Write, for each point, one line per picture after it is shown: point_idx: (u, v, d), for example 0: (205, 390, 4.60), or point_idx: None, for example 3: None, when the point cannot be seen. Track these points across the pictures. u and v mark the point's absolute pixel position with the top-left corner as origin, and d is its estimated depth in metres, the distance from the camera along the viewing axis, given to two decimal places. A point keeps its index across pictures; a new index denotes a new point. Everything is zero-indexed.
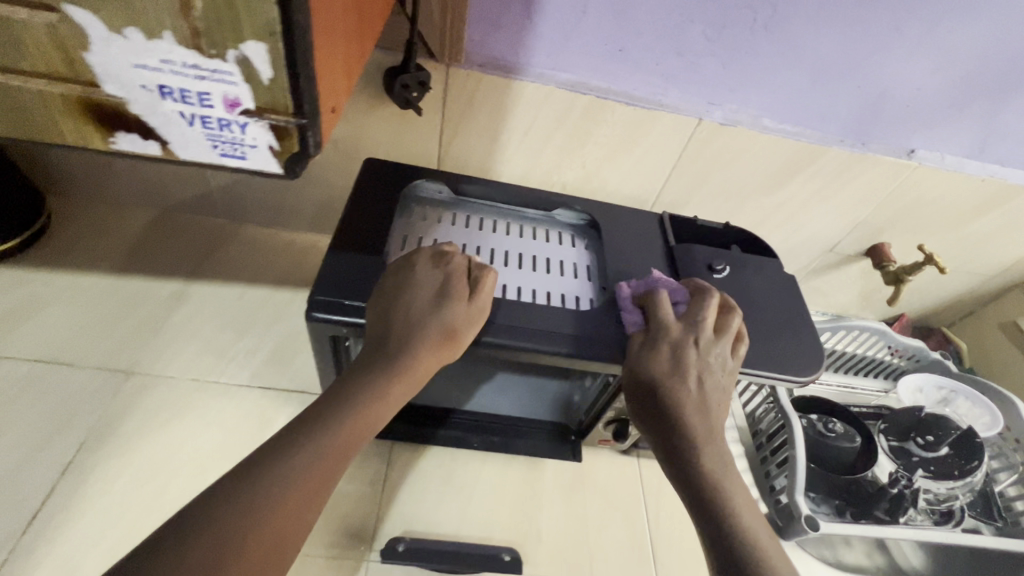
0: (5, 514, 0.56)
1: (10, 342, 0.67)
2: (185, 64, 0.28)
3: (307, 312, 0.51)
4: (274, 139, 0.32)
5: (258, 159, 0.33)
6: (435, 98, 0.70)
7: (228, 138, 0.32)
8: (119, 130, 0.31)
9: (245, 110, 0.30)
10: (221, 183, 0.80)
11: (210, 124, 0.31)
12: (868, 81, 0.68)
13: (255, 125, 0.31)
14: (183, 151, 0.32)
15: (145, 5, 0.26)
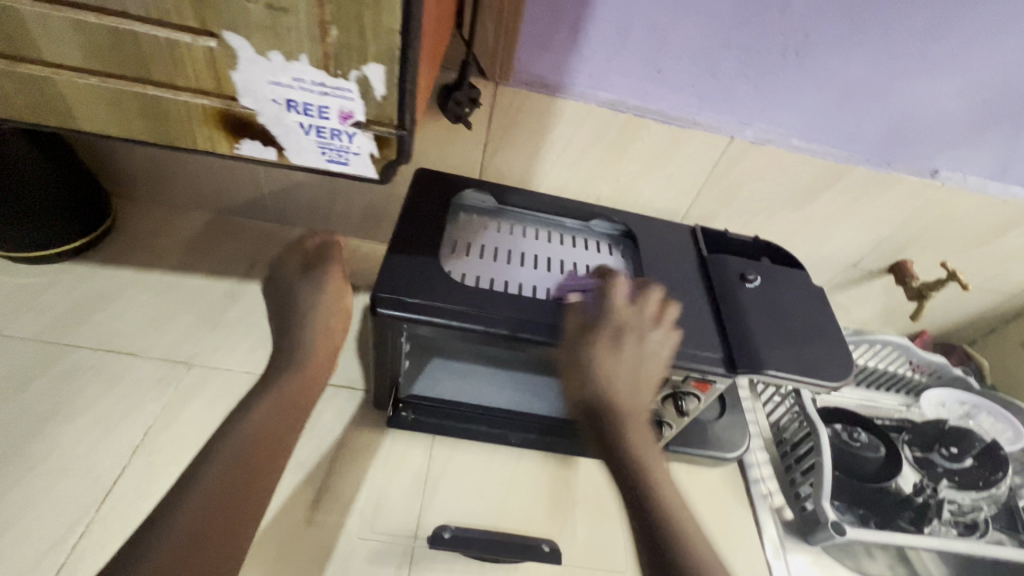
0: (82, 489, 0.60)
1: (83, 332, 0.73)
2: (314, 82, 0.36)
3: (372, 307, 0.55)
4: (376, 147, 0.40)
5: (357, 164, 0.42)
6: (483, 113, 0.74)
7: (336, 145, 0.40)
8: (243, 137, 0.40)
9: (355, 121, 0.39)
10: (275, 189, 0.85)
11: (324, 133, 0.39)
12: (893, 104, 0.72)
13: (362, 136, 0.39)
14: (296, 156, 0.41)
15: (291, 36, 0.34)
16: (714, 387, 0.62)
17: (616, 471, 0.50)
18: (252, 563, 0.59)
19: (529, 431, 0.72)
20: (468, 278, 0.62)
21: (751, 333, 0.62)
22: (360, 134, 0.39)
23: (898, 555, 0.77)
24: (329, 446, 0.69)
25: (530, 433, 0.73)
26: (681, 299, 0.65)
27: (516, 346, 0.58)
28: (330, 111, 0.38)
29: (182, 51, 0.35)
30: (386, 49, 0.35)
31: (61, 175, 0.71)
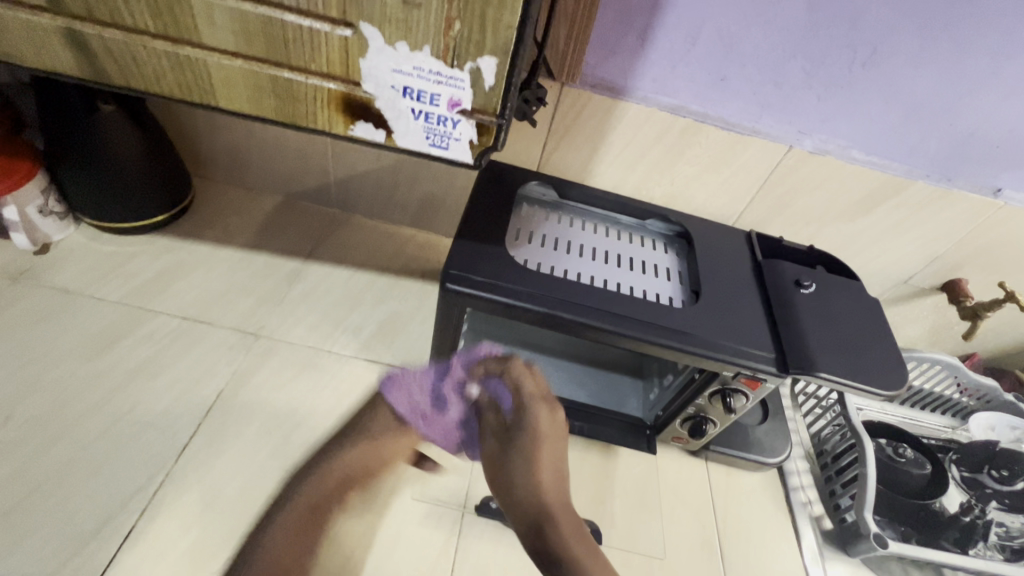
0: (163, 440, 0.65)
1: (164, 299, 0.78)
2: (431, 71, 0.42)
3: (443, 282, 0.59)
4: (476, 134, 0.46)
5: (456, 149, 0.47)
6: (547, 111, 0.78)
7: (440, 131, 0.46)
8: (360, 119, 0.46)
9: (462, 108, 0.44)
10: (341, 177, 0.89)
11: (431, 118, 0.45)
12: (960, 120, 0.72)
13: (465, 123, 0.45)
14: (402, 139, 0.47)
15: (420, 31, 0.40)
16: (764, 386, 0.63)
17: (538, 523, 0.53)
18: None
19: (575, 416, 0.74)
20: (530, 263, 0.65)
21: (804, 336, 0.63)
22: (464, 120, 0.45)
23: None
24: None
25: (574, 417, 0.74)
26: (735, 298, 0.67)
27: (574, 331, 0.60)
28: (441, 98, 0.44)
29: (321, 39, 0.41)
30: (502, 43, 0.40)
31: (151, 150, 0.77)
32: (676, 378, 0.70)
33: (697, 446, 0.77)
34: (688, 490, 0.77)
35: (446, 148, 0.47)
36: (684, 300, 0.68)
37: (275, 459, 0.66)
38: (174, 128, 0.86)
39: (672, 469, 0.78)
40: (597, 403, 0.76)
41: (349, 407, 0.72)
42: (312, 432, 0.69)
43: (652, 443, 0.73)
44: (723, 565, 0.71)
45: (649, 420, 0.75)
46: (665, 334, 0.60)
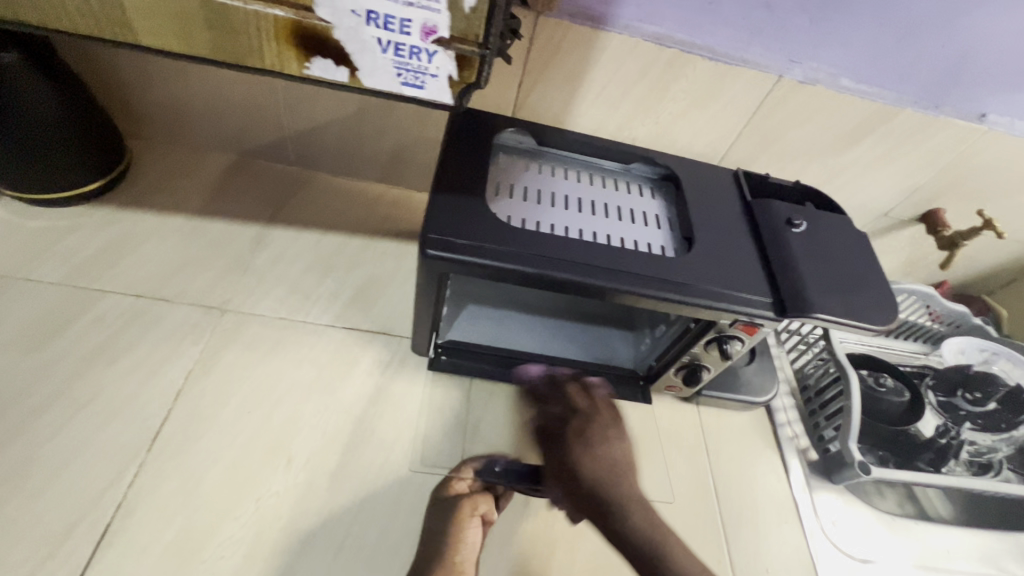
0: (132, 429, 0.60)
1: (112, 277, 0.71)
2: None
3: (422, 248, 0.54)
4: (455, 68, 0.42)
5: (433, 87, 0.43)
6: (521, 45, 0.71)
7: (413, 66, 0.42)
8: (317, 55, 0.41)
9: (438, 37, 0.40)
10: (297, 130, 0.81)
11: (403, 50, 0.41)
12: (954, 41, 0.69)
13: (442, 54, 0.41)
14: (370, 78, 0.42)
15: None
16: (760, 331, 0.62)
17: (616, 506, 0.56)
18: (310, 503, 0.59)
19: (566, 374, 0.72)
20: (514, 220, 0.60)
21: (799, 276, 0.61)
22: (440, 51, 0.41)
23: (906, 494, 0.82)
24: (369, 390, 0.69)
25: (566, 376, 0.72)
26: (727, 242, 0.64)
27: (568, 289, 0.57)
28: (413, 25, 0.39)
29: None
30: None
31: (79, 109, 0.68)
32: (667, 329, 0.69)
33: (689, 393, 0.77)
34: (682, 435, 0.77)
35: (421, 86, 0.43)
36: (675, 248, 0.65)
37: (259, 440, 0.62)
38: (96, 80, 0.75)
39: (665, 415, 0.79)
40: (587, 357, 0.74)
41: (332, 379, 0.68)
42: (295, 408, 0.65)
43: (647, 393, 0.74)
44: (717, 503, 0.73)
45: (642, 370, 0.75)
46: (660, 285, 0.58)
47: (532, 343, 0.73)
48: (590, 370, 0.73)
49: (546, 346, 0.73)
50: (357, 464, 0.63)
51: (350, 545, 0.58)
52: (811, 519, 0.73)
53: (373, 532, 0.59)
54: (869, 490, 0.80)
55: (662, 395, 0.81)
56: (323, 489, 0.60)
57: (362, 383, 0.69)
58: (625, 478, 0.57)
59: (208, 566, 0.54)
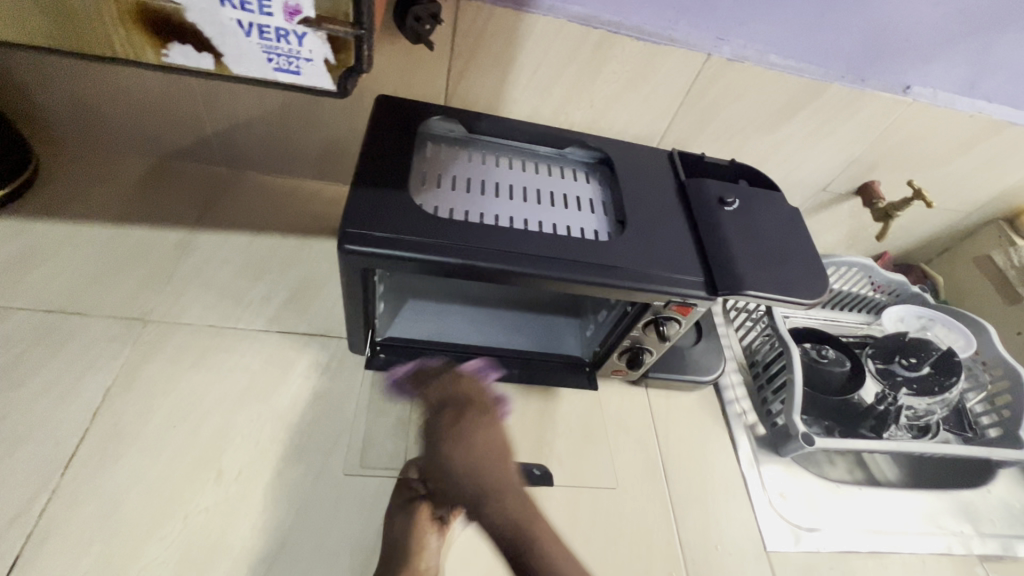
0: (44, 452, 0.56)
1: (19, 292, 0.66)
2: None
3: (339, 244, 0.51)
4: (330, 52, 0.45)
5: (310, 72, 0.47)
6: (445, 30, 0.68)
7: (284, 51, 0.45)
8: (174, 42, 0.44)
9: (304, 19, 0.43)
10: (219, 127, 0.77)
11: (269, 33, 0.43)
12: (873, 14, 0.70)
13: (313, 39, 0.44)
14: (243, 62, 0.45)
15: None
16: (695, 311, 0.62)
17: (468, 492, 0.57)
18: (243, 515, 0.57)
19: (511, 364, 0.71)
20: (441, 210, 0.59)
21: (731, 255, 0.61)
22: (310, 34, 0.44)
23: (855, 460, 0.88)
24: (305, 395, 0.66)
25: (511, 367, 0.71)
26: (660, 224, 0.64)
27: (497, 279, 0.56)
28: (275, 9, 0.42)
29: None
30: None
31: None
32: (609, 313, 0.69)
33: (636, 376, 0.77)
34: (632, 419, 0.78)
35: (297, 71, 0.46)
36: (609, 232, 0.64)
37: (186, 455, 0.59)
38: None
39: (614, 401, 0.79)
40: (531, 347, 0.73)
41: (265, 386, 0.66)
42: (226, 418, 0.62)
43: (593, 379, 0.73)
44: (668, 484, 0.73)
45: (588, 357, 0.74)
46: (591, 270, 0.57)
47: (475, 336, 0.71)
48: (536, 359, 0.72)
49: (490, 338, 0.72)
50: (294, 473, 0.61)
51: (287, 555, 0.56)
52: (759, 492, 0.75)
53: (313, 540, 0.57)
54: (819, 460, 0.85)
55: (611, 380, 0.81)
56: (256, 501, 0.58)
57: (297, 387, 0.67)
58: (463, 440, 0.60)
59: None
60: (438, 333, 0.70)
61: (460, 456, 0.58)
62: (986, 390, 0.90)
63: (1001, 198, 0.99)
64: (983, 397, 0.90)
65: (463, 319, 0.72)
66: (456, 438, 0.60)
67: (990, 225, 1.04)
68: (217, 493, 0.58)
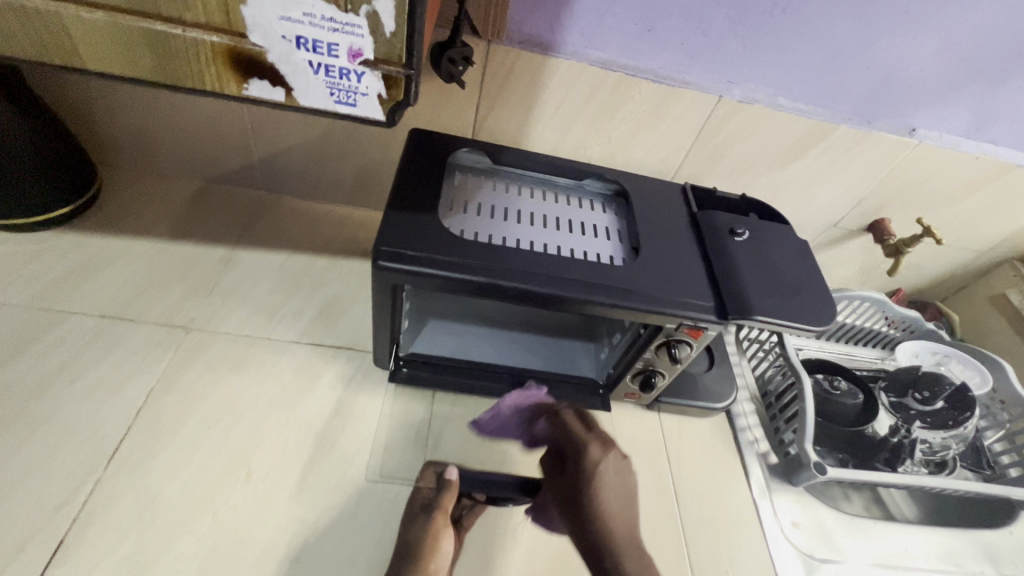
0: (91, 445, 0.60)
1: (78, 297, 0.72)
2: (324, 17, 0.42)
3: (373, 260, 0.56)
4: (384, 88, 0.47)
5: (365, 104, 0.48)
6: (476, 72, 0.75)
7: (345, 86, 0.46)
8: (253, 76, 0.46)
9: (364, 59, 0.45)
10: (266, 154, 0.84)
11: (333, 71, 0.45)
12: (877, 62, 0.74)
13: (370, 75, 0.46)
14: (306, 96, 0.47)
15: None
16: (706, 334, 0.64)
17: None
18: (269, 516, 0.60)
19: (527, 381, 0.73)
20: (467, 233, 0.63)
21: (740, 282, 0.65)
22: (368, 72, 0.45)
23: (873, 497, 0.91)
24: (331, 404, 0.70)
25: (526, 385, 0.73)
26: (673, 251, 0.67)
27: (517, 298, 0.59)
28: (340, 48, 0.44)
29: None
30: None
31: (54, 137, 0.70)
32: (623, 336, 0.72)
33: (648, 400, 0.80)
34: (644, 442, 0.79)
35: (353, 104, 0.48)
36: (624, 258, 0.68)
37: (218, 455, 0.62)
38: (68, 110, 0.78)
39: (626, 425, 0.80)
40: (546, 366, 0.75)
41: (294, 394, 0.70)
42: (257, 423, 0.66)
43: (606, 401, 0.76)
44: (678, 508, 0.74)
45: (601, 379, 0.76)
46: (607, 292, 0.60)
47: (493, 354, 0.74)
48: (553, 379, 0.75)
49: (507, 357, 0.74)
50: (315, 479, 0.64)
51: (307, 555, 0.58)
52: (771, 522, 0.75)
53: (331, 543, 0.59)
54: (835, 495, 0.89)
55: (624, 404, 0.83)
56: (281, 502, 0.61)
57: (323, 397, 0.70)
58: (627, 515, 0.57)
59: None
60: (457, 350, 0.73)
61: (605, 530, 0.55)
62: (1005, 429, 0.90)
63: (1013, 237, 1.01)
64: (1002, 435, 0.90)
65: (481, 339, 0.76)
66: (597, 481, 0.59)
67: (1004, 264, 1.06)
68: (246, 492, 0.61)
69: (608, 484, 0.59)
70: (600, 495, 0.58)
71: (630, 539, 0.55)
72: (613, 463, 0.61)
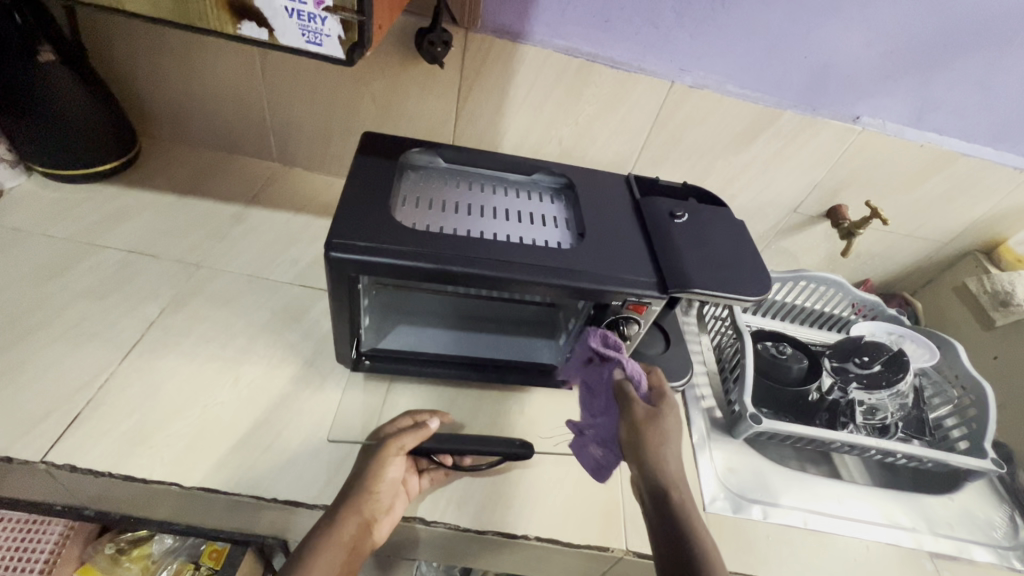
0: (110, 347, 0.72)
1: (112, 235, 0.85)
2: None
3: (325, 252, 0.60)
4: (343, 31, 0.54)
5: (329, 46, 0.55)
6: (455, 57, 0.86)
7: (313, 30, 0.54)
8: (245, 19, 0.54)
9: (326, 6, 0.52)
10: (278, 128, 0.97)
11: (303, 16, 0.53)
12: (813, 52, 0.83)
13: (331, 20, 0.53)
14: (283, 37, 0.55)
15: None
16: (650, 310, 0.69)
17: (661, 532, 0.56)
18: (250, 414, 0.70)
19: (486, 366, 0.76)
20: (423, 227, 0.69)
21: (678, 260, 0.71)
22: (330, 18, 0.53)
23: (828, 469, 0.94)
24: (314, 333, 0.80)
25: (484, 372, 0.76)
26: (615, 236, 0.74)
27: (469, 281, 0.64)
28: None
29: None
30: None
31: (101, 102, 0.84)
32: (576, 323, 0.75)
33: None
34: None
35: (320, 45, 0.55)
36: (572, 243, 0.73)
37: (212, 363, 0.73)
38: (117, 85, 0.93)
39: None
40: (503, 357, 0.77)
41: (282, 323, 0.80)
42: (248, 342, 0.77)
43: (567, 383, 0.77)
44: None
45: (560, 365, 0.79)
46: (554, 273, 0.65)
47: (452, 346, 0.77)
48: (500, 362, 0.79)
49: (467, 349, 0.77)
50: (293, 390, 0.74)
51: (278, 447, 0.68)
52: (707, 465, 0.80)
53: (300, 440, 0.69)
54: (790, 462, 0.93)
55: None
56: (261, 404, 0.71)
57: (307, 328, 0.81)
58: (678, 465, 0.60)
59: (153, 452, 0.64)
60: (416, 336, 0.77)
61: (664, 474, 0.59)
62: (956, 405, 0.93)
63: (972, 229, 1.05)
64: (953, 411, 0.92)
65: (441, 330, 0.79)
66: (655, 432, 0.61)
67: (967, 256, 1.10)
68: (233, 393, 0.71)
69: (670, 441, 0.61)
70: (655, 449, 0.60)
71: (682, 490, 0.59)
72: (667, 419, 0.63)
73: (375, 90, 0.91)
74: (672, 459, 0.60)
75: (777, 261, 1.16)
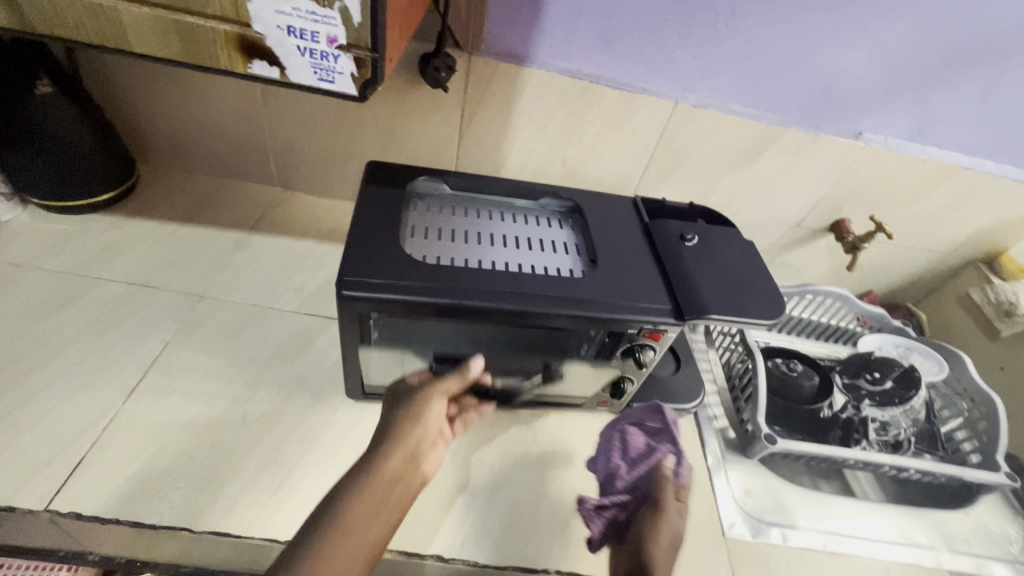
0: (114, 385, 0.70)
1: (112, 267, 0.84)
2: (307, 10, 0.50)
3: (337, 291, 0.59)
4: (356, 68, 0.54)
5: (342, 82, 0.55)
6: (459, 81, 0.86)
7: (325, 67, 0.54)
8: (256, 58, 0.53)
9: (339, 44, 0.52)
10: (279, 153, 0.96)
11: (315, 54, 0.53)
12: (816, 71, 0.84)
13: (344, 58, 0.53)
14: (294, 75, 0.55)
15: None
16: (666, 336, 0.69)
17: None
18: (260, 451, 0.68)
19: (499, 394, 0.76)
20: (432, 258, 0.68)
21: (692, 285, 0.70)
22: (343, 55, 0.53)
23: (842, 485, 0.94)
24: (322, 363, 0.79)
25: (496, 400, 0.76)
26: (627, 261, 0.73)
27: (484, 316, 0.63)
28: (320, 36, 0.51)
29: None
30: None
31: (99, 133, 0.82)
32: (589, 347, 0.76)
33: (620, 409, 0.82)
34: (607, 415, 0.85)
35: (332, 82, 0.55)
36: (583, 270, 0.73)
37: (220, 398, 0.72)
38: (115, 113, 0.92)
39: None
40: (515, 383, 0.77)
41: (288, 353, 0.79)
42: (254, 375, 0.75)
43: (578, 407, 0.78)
44: None
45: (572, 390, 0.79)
46: (566, 303, 0.64)
47: None
48: (511, 390, 0.78)
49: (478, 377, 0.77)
50: (303, 424, 0.72)
51: (290, 485, 0.66)
52: (723, 488, 0.80)
53: (312, 476, 0.67)
54: (804, 479, 0.93)
55: None
56: (271, 440, 0.69)
57: (315, 358, 0.79)
58: (672, 548, 0.63)
59: (162, 495, 0.62)
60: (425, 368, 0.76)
61: (654, 550, 0.61)
62: (966, 418, 0.93)
63: (974, 240, 1.06)
64: (963, 423, 0.92)
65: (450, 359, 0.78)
66: (659, 514, 0.65)
67: (969, 266, 1.10)
68: (241, 430, 0.69)
69: (670, 520, 0.65)
70: (661, 530, 0.63)
71: (664, 563, 0.62)
72: (677, 514, 0.66)
73: (378, 115, 0.90)
74: (664, 539, 0.63)
75: (782, 275, 1.16)
